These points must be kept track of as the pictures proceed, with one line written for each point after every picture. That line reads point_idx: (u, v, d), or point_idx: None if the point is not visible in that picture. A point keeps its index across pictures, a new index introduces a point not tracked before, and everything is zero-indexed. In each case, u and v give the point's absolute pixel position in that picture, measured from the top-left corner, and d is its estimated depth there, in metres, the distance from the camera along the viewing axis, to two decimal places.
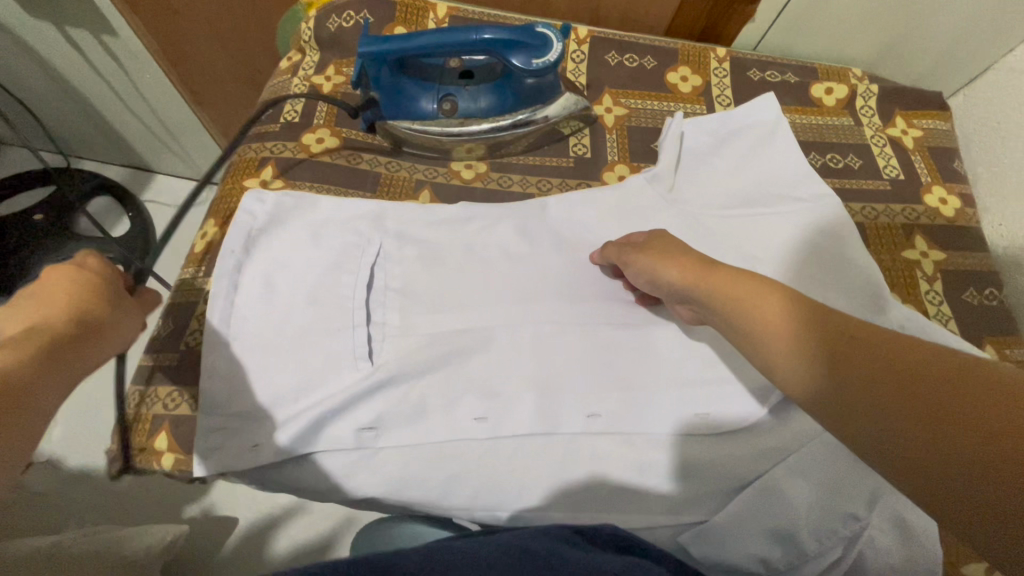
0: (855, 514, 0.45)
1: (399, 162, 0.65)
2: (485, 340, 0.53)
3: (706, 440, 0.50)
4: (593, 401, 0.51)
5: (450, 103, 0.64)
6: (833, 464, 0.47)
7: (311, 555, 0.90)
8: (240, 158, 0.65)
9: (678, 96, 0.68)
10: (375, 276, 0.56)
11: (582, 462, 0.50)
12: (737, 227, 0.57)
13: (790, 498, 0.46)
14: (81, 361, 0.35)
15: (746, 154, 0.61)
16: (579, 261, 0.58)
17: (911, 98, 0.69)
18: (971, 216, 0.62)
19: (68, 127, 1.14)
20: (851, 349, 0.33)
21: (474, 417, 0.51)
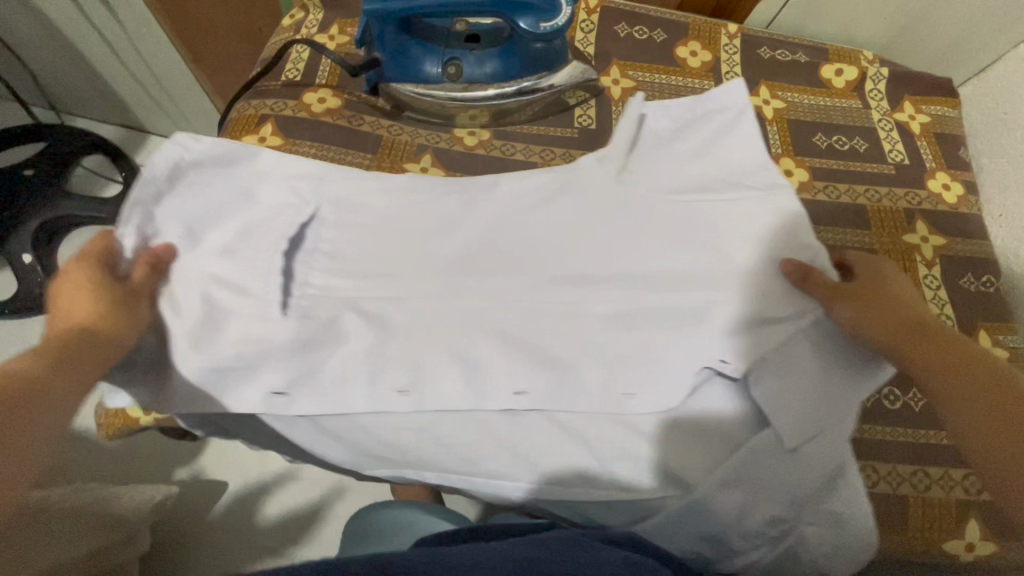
0: (791, 503, 0.44)
1: (401, 126, 0.64)
2: (412, 307, 0.50)
3: (627, 429, 0.46)
4: (525, 377, 0.48)
5: (454, 67, 0.61)
6: (773, 470, 0.44)
7: (299, 522, 0.90)
8: (240, 114, 0.64)
9: (686, 70, 0.67)
10: (302, 238, 0.53)
11: (577, 447, 0.46)
12: (682, 209, 0.52)
13: (717, 503, 0.44)
14: (80, 362, 0.40)
15: (712, 134, 0.56)
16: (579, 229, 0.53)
17: (921, 84, 0.69)
18: (973, 203, 0.62)
19: (63, 81, 1.12)
20: None
21: (401, 390, 0.47)
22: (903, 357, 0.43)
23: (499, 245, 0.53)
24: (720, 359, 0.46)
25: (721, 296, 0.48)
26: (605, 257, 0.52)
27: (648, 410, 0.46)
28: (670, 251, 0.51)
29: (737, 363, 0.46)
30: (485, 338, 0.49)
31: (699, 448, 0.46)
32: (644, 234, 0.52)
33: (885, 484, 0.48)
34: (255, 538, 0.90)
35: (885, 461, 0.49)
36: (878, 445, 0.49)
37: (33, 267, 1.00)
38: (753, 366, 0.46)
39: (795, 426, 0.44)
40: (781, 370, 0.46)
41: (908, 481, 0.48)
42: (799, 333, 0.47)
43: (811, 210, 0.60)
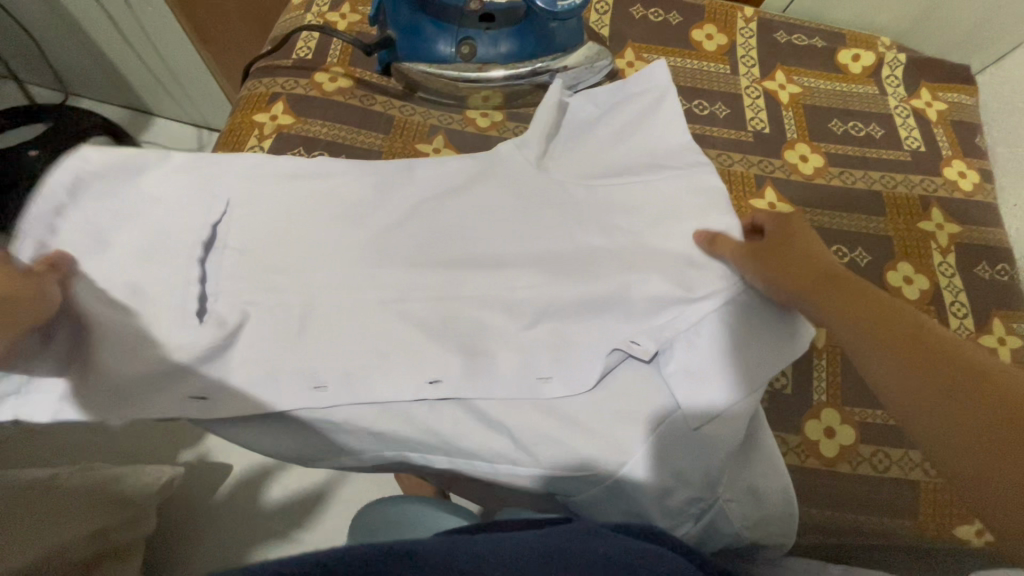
0: (707, 483, 0.46)
1: (413, 106, 0.64)
2: (321, 293, 0.51)
3: (537, 412, 0.49)
4: (436, 364, 0.49)
5: (468, 47, 0.60)
6: (682, 451, 0.46)
7: (304, 504, 0.90)
8: (250, 93, 0.63)
9: (703, 54, 0.66)
10: (214, 237, 0.52)
11: (575, 429, 0.48)
12: (602, 197, 0.55)
13: (639, 482, 0.46)
14: None
15: (631, 122, 0.59)
16: (569, 218, 0.54)
17: (938, 71, 0.68)
18: (989, 191, 0.62)
19: (68, 61, 1.11)
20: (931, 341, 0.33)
21: (315, 385, 0.49)
22: (814, 308, 0.41)
23: (409, 231, 0.54)
24: (631, 339, 0.49)
25: (637, 279, 0.51)
26: (517, 245, 0.53)
27: (561, 392, 0.49)
28: (587, 243, 0.53)
29: (648, 343, 0.48)
30: (399, 322, 0.51)
31: (621, 435, 0.47)
32: (556, 227, 0.54)
33: (897, 469, 0.48)
34: (260, 520, 0.90)
35: (898, 446, 0.48)
36: (891, 430, 0.49)
37: None
38: (664, 343, 0.49)
39: (692, 405, 0.46)
40: (693, 348, 0.48)
41: (920, 467, 0.48)
42: (705, 318, 0.48)
43: (825, 195, 0.59)
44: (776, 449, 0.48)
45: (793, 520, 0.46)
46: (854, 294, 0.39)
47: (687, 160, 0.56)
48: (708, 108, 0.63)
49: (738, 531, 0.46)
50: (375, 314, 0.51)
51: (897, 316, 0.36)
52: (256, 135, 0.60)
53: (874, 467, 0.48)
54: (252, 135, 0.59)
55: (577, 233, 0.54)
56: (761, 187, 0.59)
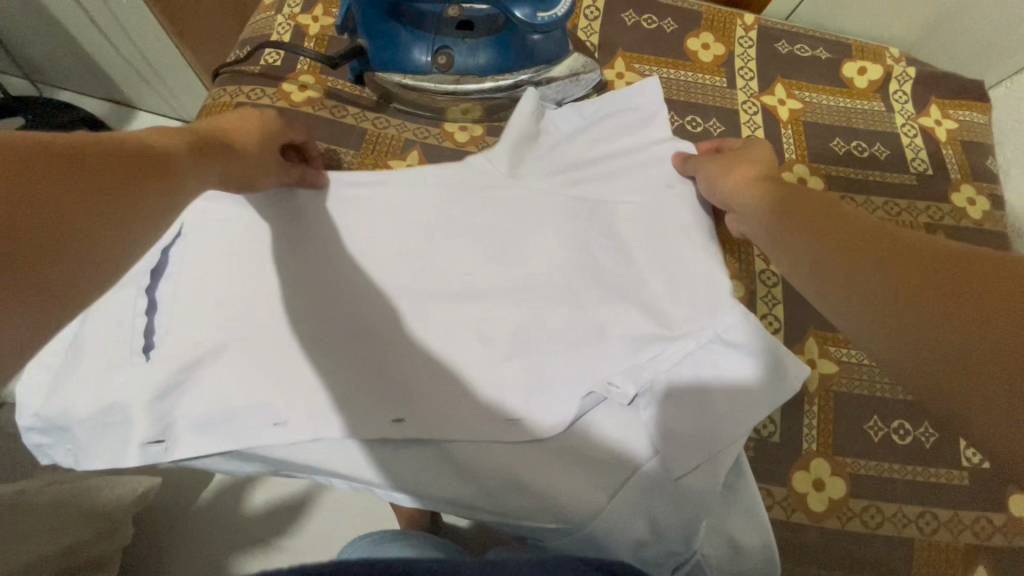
0: (683, 539, 0.43)
1: (387, 118, 0.60)
2: (279, 324, 0.48)
3: (509, 448, 0.46)
4: (401, 399, 0.47)
5: (445, 57, 0.56)
6: (660, 503, 0.44)
7: (288, 511, 0.87)
8: (214, 102, 0.59)
9: (698, 65, 0.62)
10: (164, 264, 0.51)
11: (546, 474, 0.45)
12: (585, 220, 0.51)
13: (619, 534, 0.44)
14: (221, 156, 0.41)
15: (615, 138, 0.56)
16: (550, 240, 0.50)
17: (949, 86, 0.64)
18: (998, 219, 0.58)
19: (44, 53, 1.07)
20: (863, 232, 0.37)
21: (274, 422, 0.46)
22: (769, 218, 0.44)
23: (375, 259, 0.50)
24: (609, 380, 0.46)
25: (617, 310, 0.48)
26: (492, 273, 0.50)
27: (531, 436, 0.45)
28: (566, 272, 0.50)
29: (627, 385, 0.45)
30: (367, 349, 0.48)
31: (595, 484, 0.44)
32: (534, 251, 0.50)
33: (890, 525, 0.45)
34: (240, 528, 0.87)
35: (891, 500, 0.45)
36: (884, 482, 0.46)
37: None
38: (643, 384, 0.45)
39: (673, 454, 0.43)
40: (674, 392, 0.45)
41: (914, 523, 0.45)
42: (685, 357, 0.46)
43: None
44: (761, 495, 0.44)
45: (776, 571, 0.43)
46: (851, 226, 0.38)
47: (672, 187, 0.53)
48: (702, 124, 0.59)
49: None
50: (337, 339, 0.49)
51: (896, 239, 0.35)
52: None
53: (865, 524, 0.45)
54: None
55: (554, 258, 0.50)
56: None
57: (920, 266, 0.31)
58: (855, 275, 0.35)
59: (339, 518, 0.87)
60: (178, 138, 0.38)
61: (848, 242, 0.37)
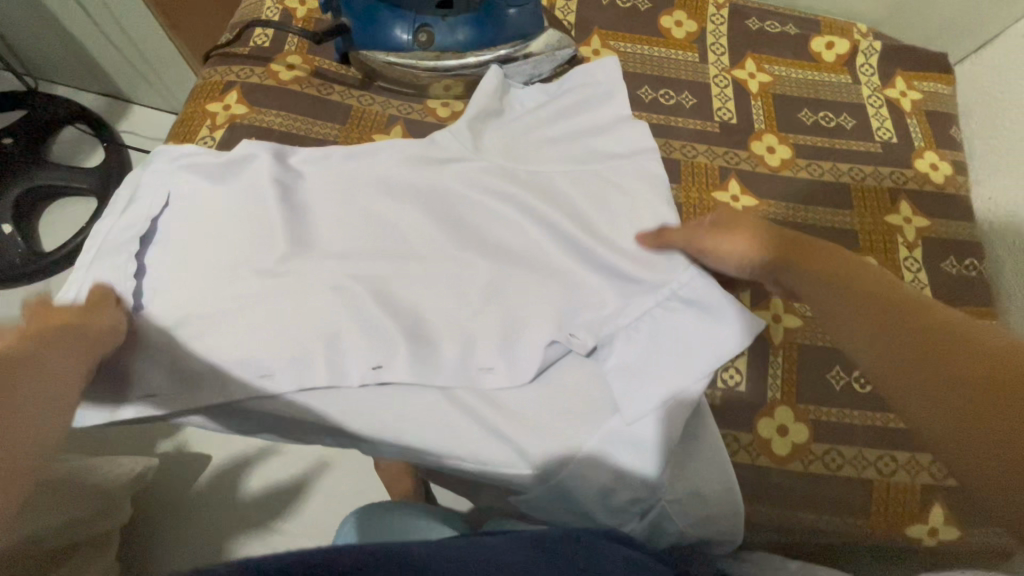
0: (646, 486, 0.46)
1: (372, 96, 0.62)
2: (267, 286, 0.51)
3: (481, 402, 0.49)
4: (382, 353, 0.49)
5: (426, 35, 0.59)
6: (622, 452, 0.46)
7: (284, 495, 0.86)
8: (205, 81, 0.62)
9: (670, 41, 0.64)
10: (153, 232, 0.53)
11: (519, 425, 0.48)
12: (558, 187, 0.54)
13: (582, 481, 0.46)
14: (71, 339, 0.40)
15: (585, 114, 0.57)
16: (525, 210, 0.53)
17: (914, 59, 0.66)
18: (961, 183, 0.60)
19: (41, 49, 1.10)
20: (898, 307, 0.33)
21: (261, 374, 0.48)
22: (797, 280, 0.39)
23: (352, 223, 0.53)
24: (571, 333, 0.49)
25: (587, 271, 0.51)
26: (469, 239, 0.53)
27: (502, 384, 0.49)
28: (534, 236, 0.53)
29: (586, 337, 0.48)
30: (349, 308, 0.50)
31: (561, 428, 0.47)
32: (508, 217, 0.53)
33: (850, 467, 0.47)
34: (237, 509, 0.86)
35: (851, 444, 0.48)
36: (845, 428, 0.48)
37: (13, 237, 1.00)
38: (603, 338, 0.49)
39: (628, 402, 0.46)
40: (632, 343, 0.48)
41: (873, 465, 0.47)
42: (645, 315, 0.48)
43: (788, 186, 0.58)
44: (721, 441, 0.47)
45: (736, 517, 0.46)
46: (863, 274, 0.35)
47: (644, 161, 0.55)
48: (675, 97, 0.62)
49: (681, 527, 0.47)
50: (314, 301, 0.50)
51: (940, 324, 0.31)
52: (209, 125, 0.58)
53: (826, 466, 0.47)
54: (207, 128, 0.58)
55: (527, 226, 0.53)
56: (725, 179, 0.58)
57: (986, 372, 0.28)
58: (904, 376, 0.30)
59: (335, 501, 0.85)
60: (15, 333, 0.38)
61: (888, 327, 0.32)
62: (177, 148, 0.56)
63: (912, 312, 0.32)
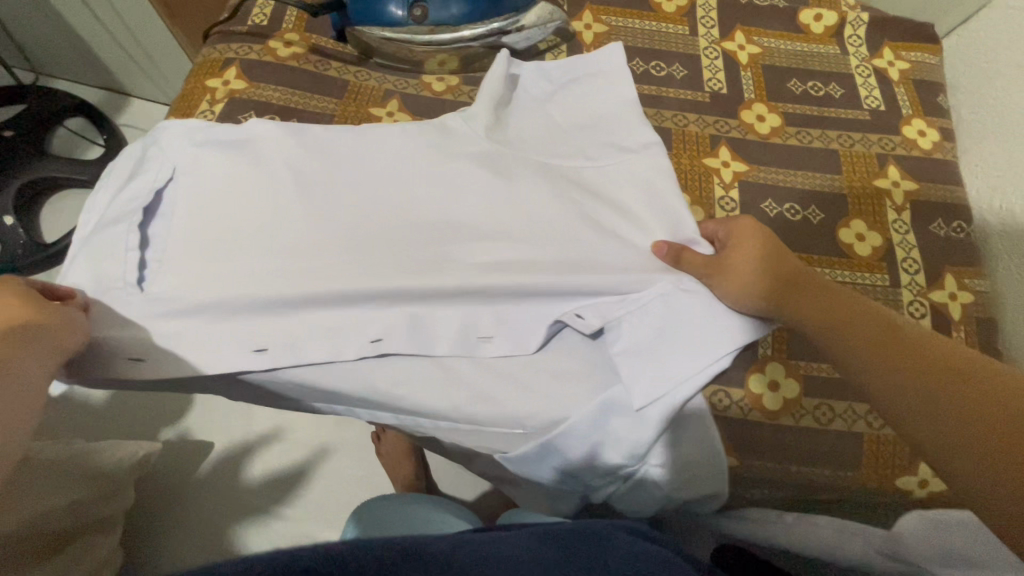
0: (632, 458, 0.46)
1: (368, 71, 0.63)
2: (265, 257, 0.51)
3: (475, 366, 0.50)
4: (379, 325, 0.50)
5: (421, 9, 0.59)
6: (611, 424, 0.47)
7: (286, 481, 0.85)
8: (205, 59, 0.63)
9: (661, 15, 0.66)
10: (158, 204, 0.55)
11: (515, 389, 0.49)
12: (553, 159, 0.55)
13: (562, 453, 0.48)
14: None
15: (579, 98, 0.59)
16: (519, 179, 0.54)
17: (901, 30, 0.67)
18: (949, 149, 0.61)
19: (42, 43, 1.11)
20: (913, 352, 0.38)
21: (257, 349, 0.49)
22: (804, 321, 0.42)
23: (340, 193, 0.53)
24: (577, 311, 0.49)
25: (585, 243, 0.52)
26: (462, 204, 0.53)
27: (497, 353, 0.50)
28: (526, 202, 0.53)
29: (593, 319, 0.49)
30: (344, 272, 0.50)
31: (555, 394, 0.48)
32: (497, 186, 0.53)
33: (840, 422, 0.48)
34: (241, 497, 0.84)
35: (843, 399, 0.48)
36: (836, 384, 0.49)
37: (15, 229, 1.01)
38: (609, 319, 0.49)
39: (638, 385, 0.45)
40: (642, 326, 0.48)
41: (863, 419, 0.48)
42: (652, 296, 0.48)
43: (778, 153, 0.59)
44: (711, 420, 0.47)
45: (720, 486, 0.47)
46: (874, 321, 0.40)
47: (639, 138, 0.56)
48: (666, 69, 0.63)
49: (661, 491, 0.48)
50: (307, 267, 0.51)
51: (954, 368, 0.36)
52: (208, 100, 0.60)
53: (817, 421, 0.48)
54: (206, 104, 0.59)
55: (522, 193, 0.53)
56: (716, 147, 0.59)
57: (999, 413, 0.33)
58: (933, 417, 0.35)
59: (336, 487, 0.84)
60: None
61: (915, 371, 0.36)
62: (179, 124, 0.56)
63: (926, 357, 0.37)
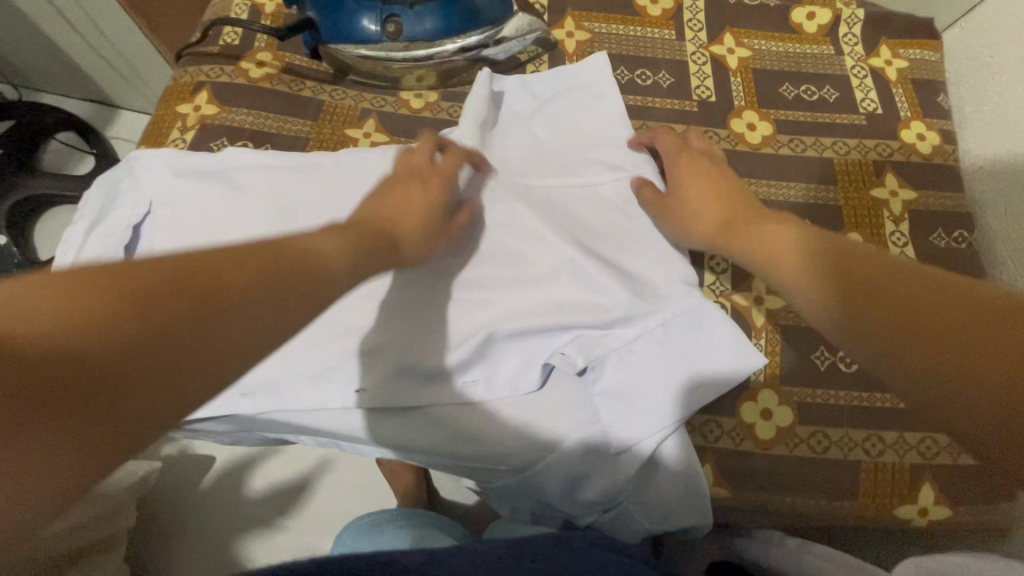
0: (609, 493, 0.47)
1: (343, 90, 0.61)
2: None
3: (461, 408, 0.47)
4: (361, 374, 0.48)
5: (394, 25, 0.57)
6: (593, 462, 0.46)
7: (287, 495, 0.80)
8: (176, 82, 0.61)
9: (646, 19, 0.63)
10: (138, 239, 0.53)
11: (500, 431, 0.47)
12: (540, 182, 0.53)
13: (540, 489, 0.48)
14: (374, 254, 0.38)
15: (565, 113, 0.57)
16: (506, 206, 0.51)
17: (899, 26, 0.64)
18: (949, 153, 0.58)
19: (25, 57, 1.09)
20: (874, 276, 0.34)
21: (243, 393, 0.48)
22: (749, 247, 0.43)
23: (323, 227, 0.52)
24: (560, 350, 0.47)
25: (578, 272, 0.49)
26: None
27: (481, 397, 0.47)
28: (507, 226, 0.51)
29: (576, 356, 0.47)
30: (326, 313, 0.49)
31: (539, 432, 0.47)
32: (472, 216, 0.51)
33: (836, 449, 0.46)
34: (245, 509, 0.79)
35: (837, 425, 0.47)
36: (829, 409, 0.47)
37: (10, 247, 0.98)
38: (595, 358, 0.47)
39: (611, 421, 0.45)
40: (623, 367, 0.47)
41: (859, 446, 0.46)
42: (638, 338, 0.47)
43: (770, 164, 0.56)
44: (694, 456, 0.46)
45: (707, 518, 0.47)
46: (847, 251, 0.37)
47: (626, 159, 0.54)
48: (651, 78, 0.60)
49: (644, 525, 0.48)
50: None
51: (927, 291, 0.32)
52: (179, 126, 0.58)
53: (811, 449, 0.46)
54: (179, 131, 0.58)
55: (505, 220, 0.51)
56: None
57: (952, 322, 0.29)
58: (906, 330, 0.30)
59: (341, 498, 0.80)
60: (340, 240, 0.36)
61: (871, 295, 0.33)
62: (154, 154, 0.55)
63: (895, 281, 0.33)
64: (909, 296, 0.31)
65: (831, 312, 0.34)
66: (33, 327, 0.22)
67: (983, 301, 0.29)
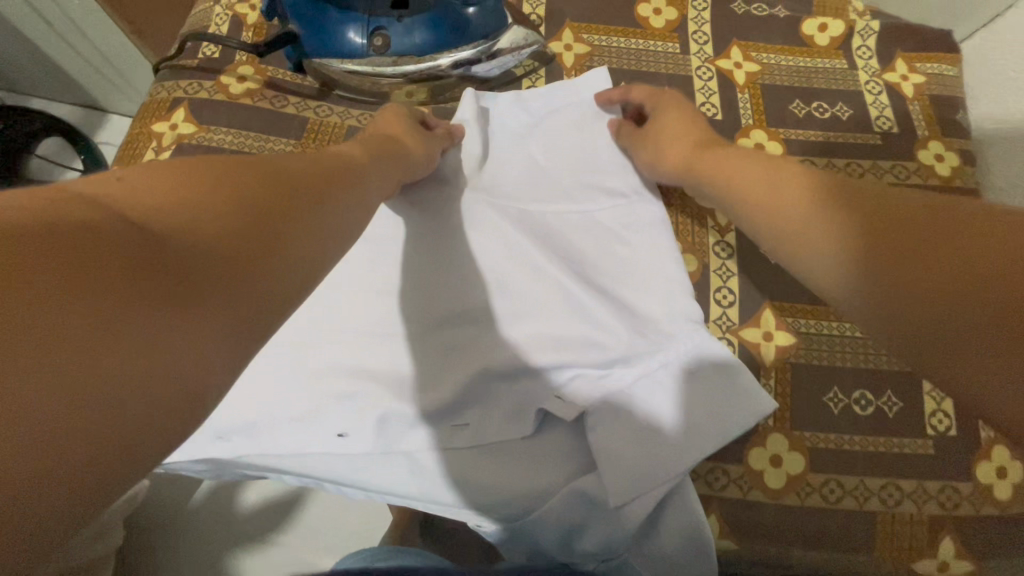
0: (608, 547, 0.43)
1: (330, 106, 0.58)
2: None
3: (449, 451, 0.44)
4: (345, 417, 0.45)
5: (381, 38, 0.54)
6: (591, 513, 0.42)
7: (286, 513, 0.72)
8: (152, 98, 0.58)
9: (649, 30, 0.60)
10: None
11: (490, 478, 0.43)
12: (537, 209, 0.50)
13: (535, 540, 0.44)
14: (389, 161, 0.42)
15: (564, 133, 0.53)
16: (499, 236, 0.49)
17: (916, 39, 0.60)
18: (969, 175, 0.55)
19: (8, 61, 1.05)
20: (850, 197, 0.30)
21: (219, 435, 0.45)
22: (713, 170, 0.41)
23: None
24: (557, 393, 0.44)
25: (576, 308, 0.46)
26: (439, 264, 0.49)
27: (469, 443, 0.45)
28: (501, 257, 0.48)
29: (573, 402, 0.44)
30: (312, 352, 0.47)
31: (532, 480, 0.43)
32: (464, 247, 0.49)
33: (850, 499, 0.43)
34: (239, 527, 0.71)
35: (852, 473, 0.44)
36: (843, 456, 0.44)
37: None
38: (593, 401, 0.44)
39: (608, 467, 0.42)
40: (623, 412, 0.43)
41: (875, 496, 0.43)
42: (639, 381, 0.44)
43: None
44: (699, 507, 0.43)
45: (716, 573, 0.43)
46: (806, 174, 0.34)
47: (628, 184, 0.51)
48: None
49: None
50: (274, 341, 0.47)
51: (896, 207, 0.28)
52: (155, 147, 0.55)
53: (824, 499, 0.43)
54: (154, 151, 0.54)
55: (498, 251, 0.48)
56: None
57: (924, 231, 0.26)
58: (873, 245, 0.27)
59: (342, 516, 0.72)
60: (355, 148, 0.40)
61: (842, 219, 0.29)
62: None
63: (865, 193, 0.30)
64: (886, 220, 0.27)
65: (812, 238, 0.30)
66: (187, 210, 0.23)
67: (968, 219, 0.25)
